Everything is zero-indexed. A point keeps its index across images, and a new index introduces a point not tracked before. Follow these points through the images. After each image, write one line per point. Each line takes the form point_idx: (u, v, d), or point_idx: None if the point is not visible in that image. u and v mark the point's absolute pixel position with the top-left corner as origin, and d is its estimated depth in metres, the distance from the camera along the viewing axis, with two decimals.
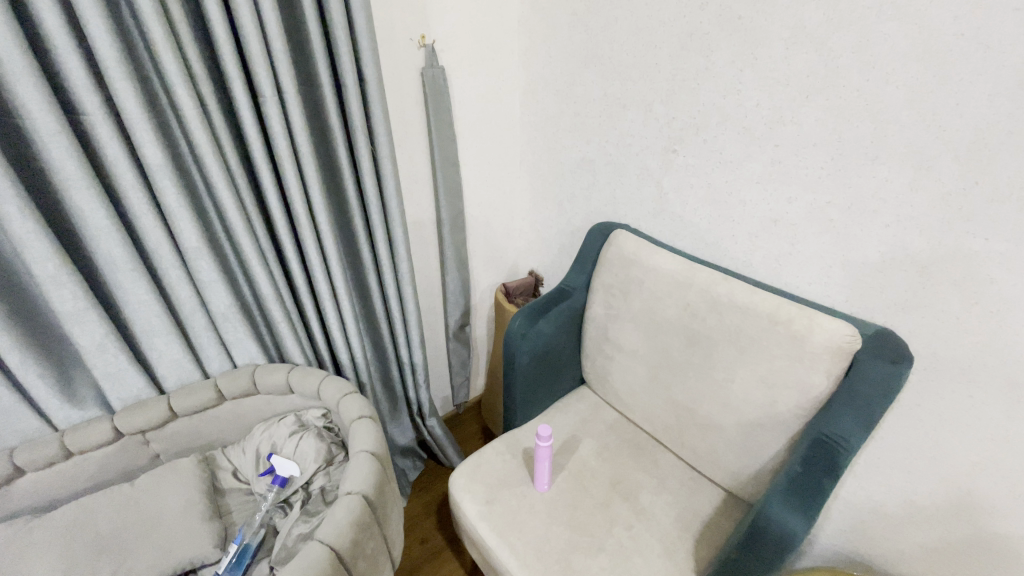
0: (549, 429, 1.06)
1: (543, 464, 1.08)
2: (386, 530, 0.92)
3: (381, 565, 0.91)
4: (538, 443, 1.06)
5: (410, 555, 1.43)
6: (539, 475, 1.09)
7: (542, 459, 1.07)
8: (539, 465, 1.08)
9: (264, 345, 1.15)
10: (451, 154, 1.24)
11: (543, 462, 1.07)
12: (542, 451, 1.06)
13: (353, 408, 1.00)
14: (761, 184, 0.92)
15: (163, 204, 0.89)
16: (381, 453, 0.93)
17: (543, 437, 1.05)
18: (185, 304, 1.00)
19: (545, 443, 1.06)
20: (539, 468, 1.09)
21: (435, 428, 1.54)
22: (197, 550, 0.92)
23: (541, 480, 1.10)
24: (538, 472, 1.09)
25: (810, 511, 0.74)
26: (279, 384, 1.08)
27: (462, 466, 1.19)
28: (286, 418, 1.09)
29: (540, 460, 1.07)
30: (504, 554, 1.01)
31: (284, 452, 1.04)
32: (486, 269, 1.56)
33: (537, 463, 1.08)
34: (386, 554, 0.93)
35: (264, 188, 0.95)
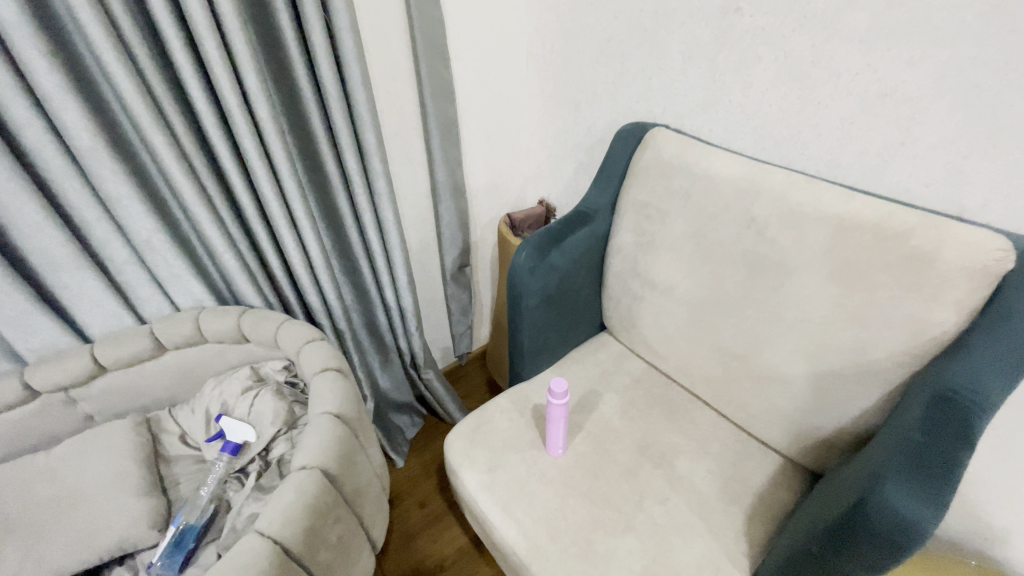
0: (565, 385, 0.85)
1: (557, 427, 0.87)
2: (359, 509, 0.73)
3: (356, 551, 0.73)
4: (551, 403, 0.85)
5: (408, 520, 1.27)
6: (553, 439, 0.89)
7: (555, 421, 0.86)
8: (551, 428, 0.88)
9: (211, 282, 0.93)
10: (437, 39, 0.97)
11: (557, 425, 0.87)
12: (556, 411, 0.85)
13: (314, 358, 0.79)
14: (866, 45, 0.65)
15: (32, 84, 0.65)
16: (348, 417, 0.72)
17: (557, 394, 0.84)
18: (95, 227, 0.78)
19: (560, 402, 0.85)
20: (552, 432, 0.88)
21: (433, 382, 1.34)
22: (128, 534, 0.76)
23: (555, 444, 0.90)
24: (551, 435, 0.89)
25: (939, 500, 0.52)
26: (230, 331, 0.87)
27: (460, 424, 0.99)
28: (240, 371, 0.89)
29: (552, 422, 0.87)
30: (511, 533, 0.82)
31: (237, 413, 0.84)
32: (488, 197, 1.31)
33: (550, 425, 0.88)
34: (361, 539, 0.74)
35: (176, 64, 0.69)
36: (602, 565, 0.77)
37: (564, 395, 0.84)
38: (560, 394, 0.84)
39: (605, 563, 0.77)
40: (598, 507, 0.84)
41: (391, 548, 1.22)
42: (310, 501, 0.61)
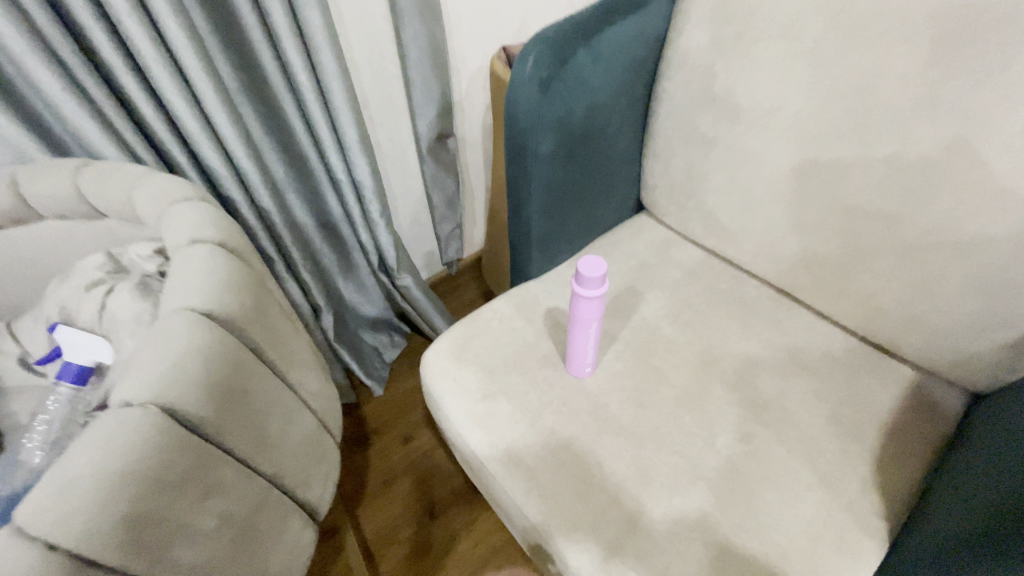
0: (605, 267, 0.51)
1: (586, 332, 0.56)
2: (268, 469, 0.45)
3: (279, 525, 0.47)
4: (579, 295, 0.52)
5: (390, 458, 1.02)
6: (577, 350, 0.59)
7: (585, 323, 0.54)
8: (576, 333, 0.56)
9: (40, 124, 0.60)
10: None
11: (586, 330, 0.55)
12: (587, 308, 0.53)
13: (181, 225, 0.47)
14: None
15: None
16: (236, 322, 0.42)
17: (592, 280, 0.51)
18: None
19: (595, 295, 0.52)
20: (577, 340, 0.57)
21: (413, 293, 1.02)
22: None
23: (581, 358, 0.60)
24: (575, 343, 0.58)
25: None
26: (62, 198, 0.55)
27: (443, 335, 0.69)
28: (89, 259, 0.56)
29: (579, 324, 0.55)
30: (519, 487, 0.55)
31: (86, 321, 0.53)
32: (477, 28, 0.91)
33: (574, 329, 0.56)
34: (281, 511, 0.47)
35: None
36: (661, 536, 0.51)
37: (602, 282, 0.51)
38: (596, 281, 0.51)
39: (665, 533, 0.51)
40: (649, 448, 0.56)
41: (369, 492, 0.98)
42: (146, 463, 0.34)
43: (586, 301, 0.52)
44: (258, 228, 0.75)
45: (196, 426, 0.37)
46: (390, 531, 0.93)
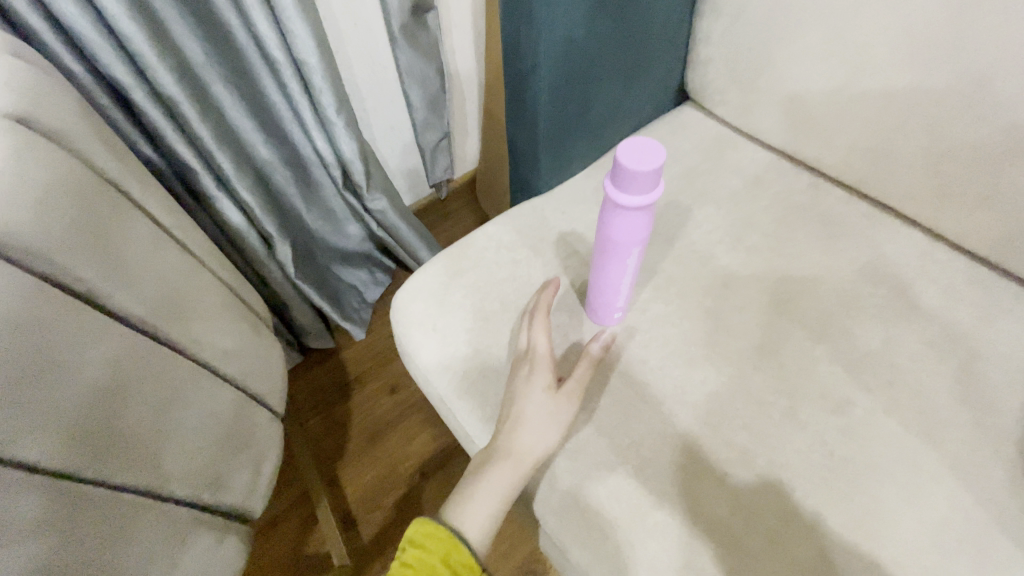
0: (663, 152, 0.31)
1: (628, 256, 0.37)
2: (112, 472, 0.30)
3: (175, 540, 0.34)
4: (621, 206, 0.32)
5: (374, 412, 0.88)
6: (609, 284, 0.40)
7: (626, 244, 0.36)
8: (611, 259, 0.38)
9: None
10: None
11: (628, 254, 0.37)
12: (633, 222, 0.34)
13: None
14: None
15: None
16: (0, 235, 0.26)
17: (644, 178, 0.31)
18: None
19: (648, 202, 0.32)
20: (610, 271, 0.39)
21: (389, 217, 0.82)
22: None
23: (614, 294, 0.42)
24: (605, 275, 0.40)
25: None
26: None
27: (420, 269, 0.52)
28: None
29: (617, 247, 0.36)
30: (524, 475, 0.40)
31: None
32: None
33: (607, 255, 0.38)
34: (151, 525, 0.32)
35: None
36: (727, 551, 0.36)
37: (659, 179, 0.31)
38: (650, 178, 0.31)
39: (732, 547, 0.36)
40: (707, 422, 0.40)
41: (350, 451, 0.85)
42: None
43: (633, 212, 0.33)
44: (164, 126, 0.56)
45: None
46: (375, 494, 0.81)
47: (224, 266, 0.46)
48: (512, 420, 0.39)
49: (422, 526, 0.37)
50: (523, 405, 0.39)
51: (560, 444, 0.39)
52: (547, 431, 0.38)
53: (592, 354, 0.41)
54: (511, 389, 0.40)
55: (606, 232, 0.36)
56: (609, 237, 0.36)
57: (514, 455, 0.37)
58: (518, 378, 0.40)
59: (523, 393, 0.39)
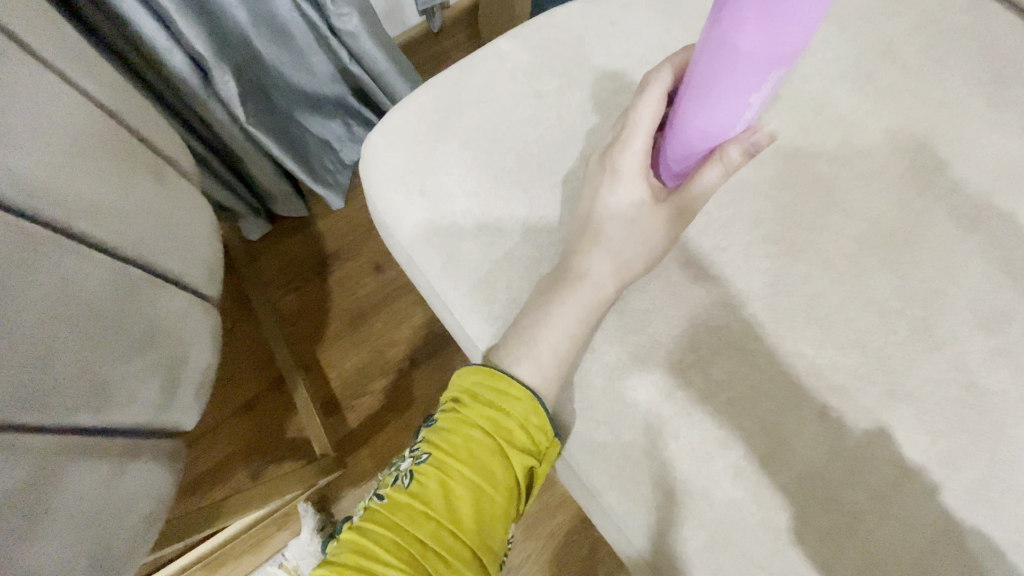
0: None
1: (755, 86, 0.21)
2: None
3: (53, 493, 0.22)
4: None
5: (356, 292, 0.77)
6: (707, 136, 0.25)
7: (761, 54, 0.19)
8: (722, 89, 0.22)
9: None
10: None
11: (761, 77, 0.20)
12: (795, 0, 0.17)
13: None
14: None
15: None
16: None
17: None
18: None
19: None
20: (716, 109, 0.23)
21: (364, 43, 0.62)
22: None
23: (708, 155, 0.26)
24: (704, 118, 0.24)
25: None
26: None
27: (401, 103, 0.36)
28: None
29: (742, 60, 0.20)
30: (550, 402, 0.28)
31: None
32: None
33: (717, 79, 0.21)
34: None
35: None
36: (824, 508, 0.26)
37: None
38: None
39: (831, 503, 0.26)
40: (803, 338, 0.29)
41: (332, 334, 0.76)
42: None
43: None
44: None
45: None
46: (361, 379, 0.73)
47: (96, 83, 0.30)
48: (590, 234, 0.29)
49: (484, 379, 0.28)
50: (612, 214, 0.29)
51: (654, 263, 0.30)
52: (638, 247, 0.29)
53: (731, 157, 0.25)
54: (590, 192, 0.30)
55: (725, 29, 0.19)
56: (731, 37, 0.19)
57: (591, 278, 0.29)
58: (597, 184, 0.29)
59: (609, 198, 0.29)
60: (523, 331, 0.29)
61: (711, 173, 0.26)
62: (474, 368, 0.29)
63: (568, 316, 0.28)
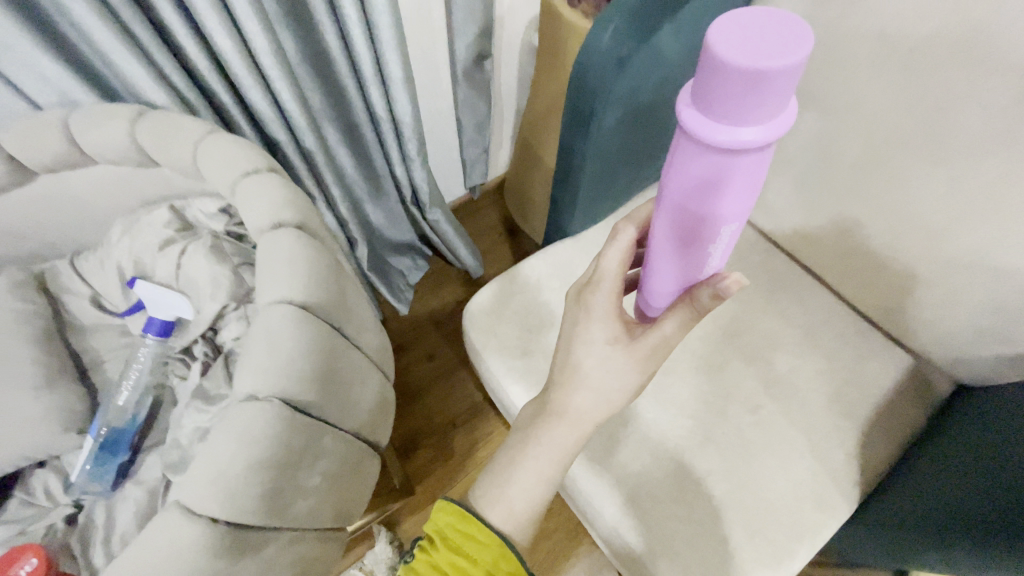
0: (808, 40, 0.24)
1: (723, 226, 0.32)
2: (317, 413, 0.43)
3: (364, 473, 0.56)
4: (705, 138, 0.26)
5: (416, 374, 1.12)
6: (675, 276, 0.39)
7: (724, 208, 0.30)
8: (702, 229, 0.33)
9: (81, 65, 0.57)
10: None
11: (715, 225, 0.32)
12: (724, 167, 0.28)
13: (262, 209, 0.47)
14: None
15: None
16: (322, 308, 0.44)
17: (773, 83, 0.23)
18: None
19: (769, 131, 0.26)
20: (681, 252, 0.36)
21: (441, 223, 1.03)
22: (37, 434, 0.55)
23: (682, 290, 0.40)
24: (688, 250, 0.35)
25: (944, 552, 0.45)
26: (120, 146, 0.54)
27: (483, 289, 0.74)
28: (157, 213, 0.58)
29: (712, 212, 0.31)
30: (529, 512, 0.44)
31: (161, 277, 0.56)
32: None
33: (678, 222, 0.33)
34: (361, 457, 0.53)
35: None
36: (674, 489, 0.60)
37: (787, 87, 0.24)
38: (776, 84, 0.23)
39: (677, 487, 0.60)
40: (669, 413, 0.64)
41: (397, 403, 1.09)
42: (310, 445, 0.42)
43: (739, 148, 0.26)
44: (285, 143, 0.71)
45: (323, 409, 0.43)
46: (417, 437, 1.05)
47: None
48: (571, 370, 0.43)
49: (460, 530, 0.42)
50: (584, 354, 0.42)
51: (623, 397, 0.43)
52: (614, 379, 0.42)
53: (701, 304, 0.38)
54: (569, 335, 0.44)
55: (678, 181, 0.31)
56: (682, 189, 0.31)
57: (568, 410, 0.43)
58: (576, 327, 0.43)
59: (584, 343, 0.42)
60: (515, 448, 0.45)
61: (684, 313, 0.39)
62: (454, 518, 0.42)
63: (548, 438, 0.44)
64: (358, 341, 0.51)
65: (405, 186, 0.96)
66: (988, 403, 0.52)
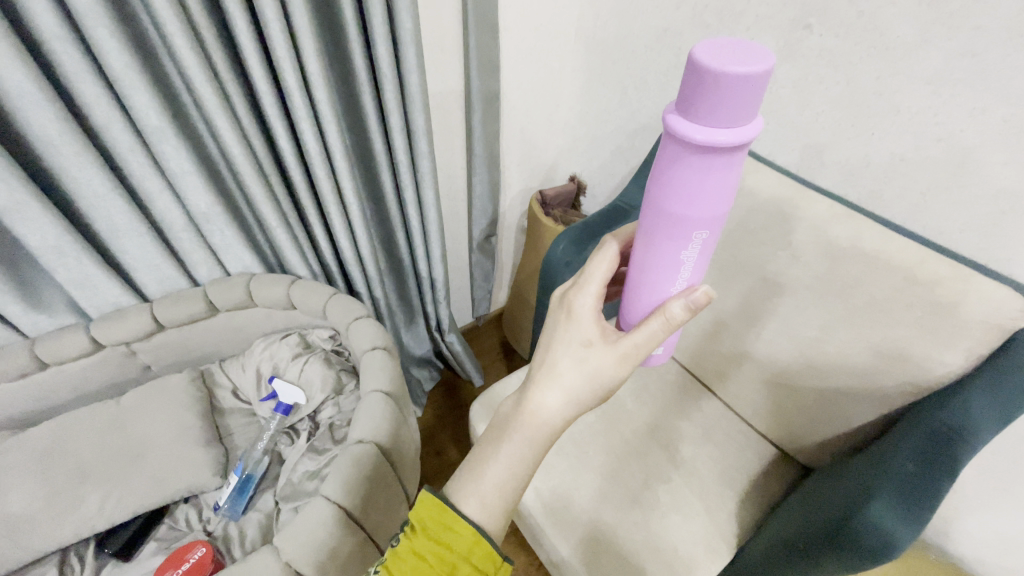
0: (766, 56, 0.36)
1: (698, 224, 0.44)
2: (398, 463, 0.76)
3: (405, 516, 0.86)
4: (685, 135, 0.38)
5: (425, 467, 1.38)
6: (654, 287, 0.51)
7: (700, 203, 0.42)
8: (683, 226, 0.44)
9: (259, 249, 0.99)
10: (490, 13, 0.96)
11: (689, 225, 0.44)
12: (704, 159, 0.39)
13: (365, 338, 0.85)
14: (933, 87, 0.65)
15: (83, 28, 0.62)
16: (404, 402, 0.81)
17: (741, 84, 0.35)
18: (145, 180, 0.79)
19: (735, 129, 0.37)
20: (660, 256, 0.48)
21: (454, 344, 1.41)
22: (194, 477, 0.84)
23: (657, 304, 0.52)
24: (668, 250, 0.47)
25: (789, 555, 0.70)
26: (278, 298, 0.93)
27: None
28: (289, 337, 0.95)
29: (692, 206, 0.42)
30: (496, 505, 0.54)
31: (288, 377, 0.91)
32: (520, 169, 1.32)
33: (659, 224, 0.45)
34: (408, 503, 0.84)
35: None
36: (611, 536, 0.88)
37: (750, 90, 0.35)
38: (744, 84, 0.35)
39: (613, 535, 0.88)
40: (607, 484, 0.95)
41: None
42: (392, 482, 0.75)
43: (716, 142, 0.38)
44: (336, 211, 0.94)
45: (400, 462, 0.77)
46: None
47: None
48: (548, 368, 0.55)
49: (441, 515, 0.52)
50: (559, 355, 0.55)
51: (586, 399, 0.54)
52: (581, 379, 0.54)
53: (670, 314, 0.50)
54: (556, 332, 0.56)
55: (661, 179, 0.43)
56: (663, 186, 0.43)
57: (538, 406, 0.54)
58: (559, 327, 0.56)
59: (563, 344, 0.55)
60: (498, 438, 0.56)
61: (653, 324, 0.51)
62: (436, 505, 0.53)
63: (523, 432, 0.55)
64: (413, 424, 0.86)
65: (431, 315, 1.35)
66: (893, 454, 0.67)
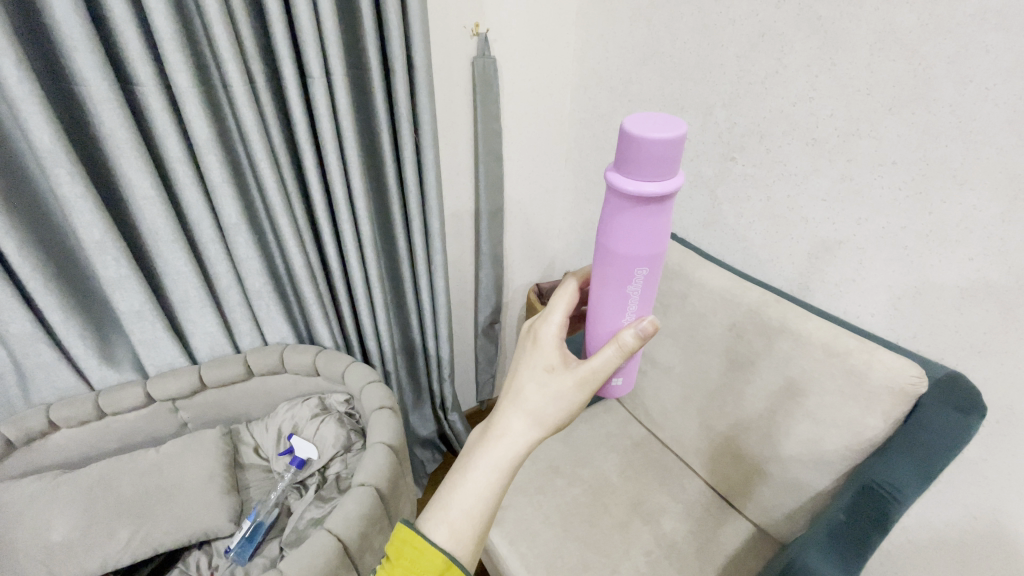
0: (680, 129, 0.50)
1: (641, 258, 0.57)
2: (390, 510, 0.87)
3: None
4: (625, 188, 0.52)
5: None
6: (611, 318, 0.64)
7: (642, 239, 0.55)
8: (629, 260, 0.57)
9: (295, 324, 1.17)
10: (496, 145, 1.23)
11: (634, 261, 0.57)
12: (640, 205, 0.53)
13: (375, 399, 0.98)
14: (827, 203, 0.84)
15: (199, 156, 0.88)
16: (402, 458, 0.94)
17: (663, 148, 0.49)
18: (217, 264, 1.01)
19: (661, 181, 0.52)
20: (614, 289, 0.61)
21: (456, 423, 1.52)
22: (210, 521, 0.94)
23: (613, 333, 0.65)
24: (618, 282, 0.60)
25: None
26: (305, 365, 1.08)
27: None
28: (309, 400, 1.09)
29: (635, 242, 0.56)
30: (463, 528, 0.63)
31: (305, 434, 1.03)
32: (521, 266, 1.54)
33: (610, 261, 0.59)
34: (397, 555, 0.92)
35: (296, 131, 0.93)
36: None
37: (670, 153, 0.50)
38: (663, 148, 0.49)
39: None
40: (589, 552, 0.99)
41: None
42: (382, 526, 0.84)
43: (649, 192, 0.52)
44: (361, 288, 1.13)
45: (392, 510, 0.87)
46: None
47: None
48: (517, 393, 0.68)
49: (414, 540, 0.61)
50: (527, 375, 0.69)
51: (547, 423, 0.66)
52: (543, 403, 0.66)
53: (623, 340, 0.63)
54: (524, 363, 0.70)
55: (610, 225, 0.56)
56: (611, 230, 0.57)
57: (505, 430, 0.67)
58: (528, 355, 0.70)
59: (529, 372, 0.69)
60: (472, 459, 0.67)
61: (609, 349, 0.64)
62: (410, 530, 0.61)
63: (494, 452, 0.66)
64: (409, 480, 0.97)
65: (437, 393, 1.47)
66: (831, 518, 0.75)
